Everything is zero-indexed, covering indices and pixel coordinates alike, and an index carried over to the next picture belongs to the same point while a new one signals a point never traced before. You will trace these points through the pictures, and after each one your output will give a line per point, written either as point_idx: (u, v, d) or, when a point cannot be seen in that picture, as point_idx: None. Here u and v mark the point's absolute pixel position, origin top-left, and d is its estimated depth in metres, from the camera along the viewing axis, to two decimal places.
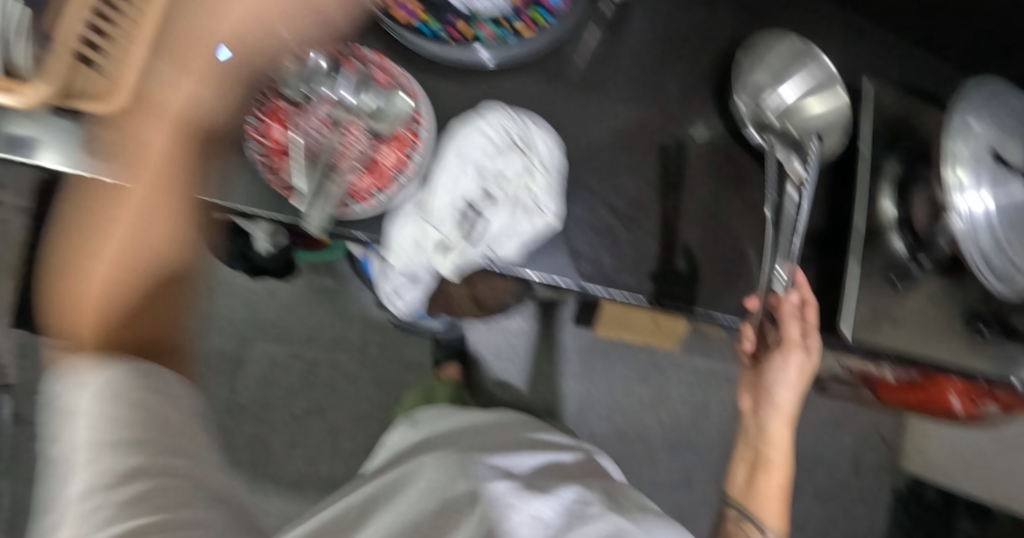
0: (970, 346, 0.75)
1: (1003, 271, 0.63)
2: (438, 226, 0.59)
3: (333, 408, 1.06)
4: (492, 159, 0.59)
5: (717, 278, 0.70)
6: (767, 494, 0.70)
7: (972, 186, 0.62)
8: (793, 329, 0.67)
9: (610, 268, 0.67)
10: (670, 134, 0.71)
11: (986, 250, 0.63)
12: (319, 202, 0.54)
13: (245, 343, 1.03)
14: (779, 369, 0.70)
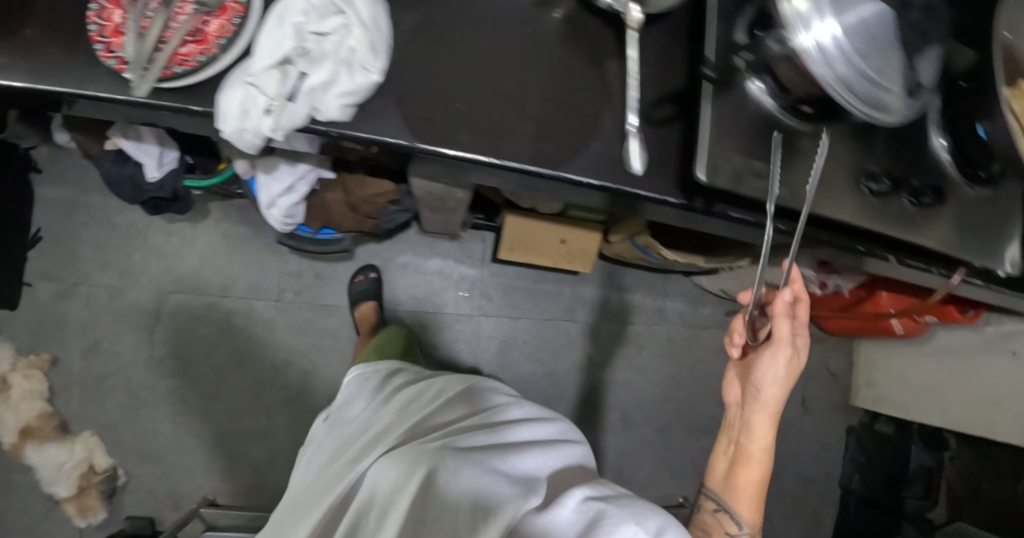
0: (879, 212, 0.67)
1: (870, 97, 0.55)
2: (259, 86, 0.59)
3: (251, 360, 1.25)
4: (310, 18, 0.59)
5: (566, 137, 0.62)
6: (746, 491, 0.75)
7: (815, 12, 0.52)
8: (784, 332, 0.68)
9: (443, 126, 0.60)
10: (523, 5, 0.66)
11: (849, 79, 0.54)
12: (144, 64, 0.60)
13: (163, 296, 1.22)
14: (767, 373, 0.71)
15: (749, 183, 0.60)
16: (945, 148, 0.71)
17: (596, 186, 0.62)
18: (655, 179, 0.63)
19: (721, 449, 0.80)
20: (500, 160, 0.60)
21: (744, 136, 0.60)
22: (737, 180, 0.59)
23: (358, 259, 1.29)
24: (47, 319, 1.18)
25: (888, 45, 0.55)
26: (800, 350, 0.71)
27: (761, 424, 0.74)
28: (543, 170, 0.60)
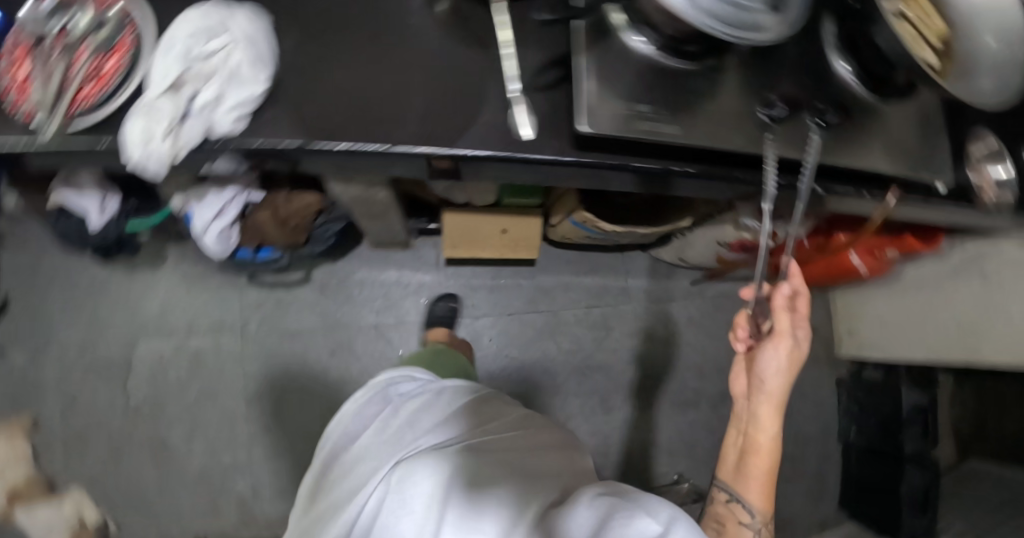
0: (784, 143, 0.68)
1: (730, 18, 0.58)
2: (156, 112, 0.62)
3: (224, 396, 1.26)
4: (196, 44, 0.64)
5: (455, 113, 0.64)
6: (757, 482, 0.74)
7: None
8: (783, 320, 0.73)
9: (335, 121, 0.64)
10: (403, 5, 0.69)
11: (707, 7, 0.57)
12: (49, 110, 0.63)
13: (132, 343, 1.26)
14: (769, 361, 0.73)
15: (638, 127, 0.61)
16: (849, 72, 0.75)
17: (494, 156, 0.63)
18: (552, 142, 0.64)
19: (732, 444, 0.79)
20: (394, 144, 0.62)
21: (624, 85, 0.63)
22: (625, 125, 0.61)
23: (315, 282, 1.32)
24: (23, 381, 1.23)
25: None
26: (800, 341, 0.74)
27: (769, 414, 0.74)
28: (438, 149, 0.62)
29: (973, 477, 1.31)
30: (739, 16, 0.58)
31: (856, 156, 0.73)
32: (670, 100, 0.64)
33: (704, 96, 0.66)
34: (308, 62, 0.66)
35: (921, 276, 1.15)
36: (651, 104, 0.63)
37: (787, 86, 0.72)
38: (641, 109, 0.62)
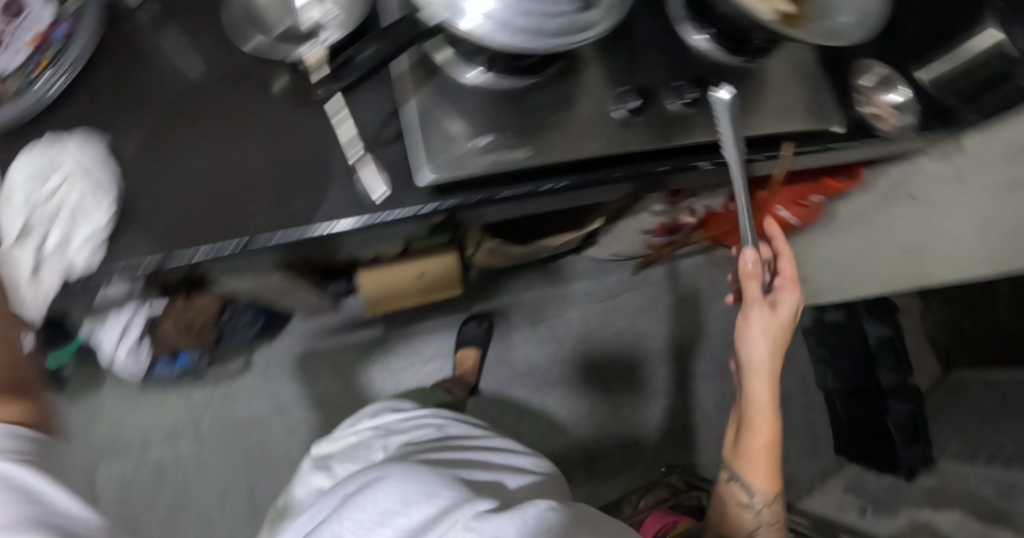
0: (654, 133, 0.66)
1: (561, 29, 0.55)
2: (17, 267, 0.60)
3: (194, 500, 1.28)
4: (35, 186, 0.61)
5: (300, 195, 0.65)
6: (760, 470, 0.78)
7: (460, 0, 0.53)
8: (758, 309, 0.73)
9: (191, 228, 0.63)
10: (241, 97, 0.68)
11: (530, 29, 0.54)
12: None
13: (91, 472, 1.25)
14: (755, 350, 0.74)
15: (478, 164, 0.60)
16: (710, 41, 0.73)
17: (357, 225, 0.63)
18: (413, 194, 0.63)
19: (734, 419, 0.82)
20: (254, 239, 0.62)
21: (463, 121, 0.61)
22: (467, 164, 0.59)
23: (257, 367, 1.35)
24: None
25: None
26: (786, 315, 0.75)
27: (764, 402, 0.75)
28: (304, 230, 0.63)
29: (960, 387, 1.33)
30: (569, 23, 0.55)
31: (728, 128, 0.70)
32: (513, 125, 0.62)
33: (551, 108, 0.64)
34: (153, 173, 0.64)
35: (854, 208, 1.16)
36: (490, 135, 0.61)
37: (642, 71, 0.69)
38: (482, 141, 0.61)
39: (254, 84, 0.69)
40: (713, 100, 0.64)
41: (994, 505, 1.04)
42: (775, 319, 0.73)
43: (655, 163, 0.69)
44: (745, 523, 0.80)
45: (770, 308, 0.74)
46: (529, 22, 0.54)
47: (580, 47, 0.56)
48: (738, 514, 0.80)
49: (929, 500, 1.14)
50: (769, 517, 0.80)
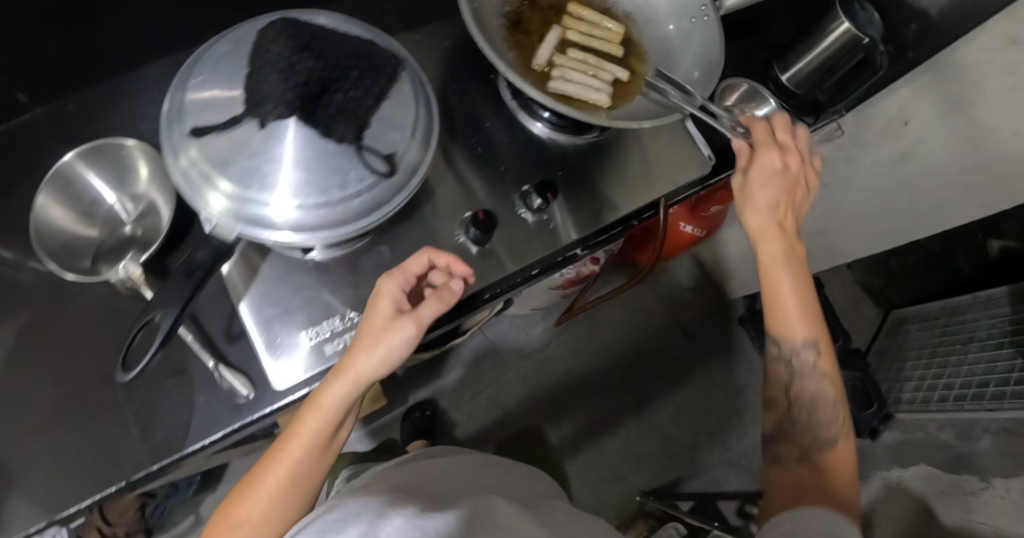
0: (515, 250, 0.67)
1: (380, 198, 0.51)
2: None
3: None
4: None
5: (179, 417, 0.63)
6: (789, 316, 0.63)
7: (266, 213, 0.47)
8: (769, 157, 0.63)
9: (72, 481, 0.61)
10: (90, 323, 0.65)
11: (351, 213, 0.50)
12: None
13: None
14: (750, 213, 0.63)
15: (326, 354, 0.60)
16: (548, 124, 0.70)
17: (242, 425, 0.62)
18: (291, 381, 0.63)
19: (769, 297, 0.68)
20: (142, 472, 0.61)
21: (313, 304, 0.62)
22: (319, 357, 0.60)
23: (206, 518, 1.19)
24: None
25: (312, 155, 0.47)
26: (795, 173, 0.64)
27: (771, 250, 0.62)
28: (191, 445, 0.62)
29: (900, 327, 1.38)
30: (389, 189, 0.51)
31: (587, 221, 0.69)
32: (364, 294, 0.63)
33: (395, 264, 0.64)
34: (13, 430, 0.62)
35: None
36: (338, 314, 0.62)
37: (490, 182, 0.69)
38: (325, 326, 0.61)
39: (98, 303, 0.66)
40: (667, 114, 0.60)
41: (954, 448, 1.05)
42: (776, 176, 0.63)
43: (530, 269, 0.67)
44: (785, 388, 0.66)
45: (765, 171, 0.63)
46: (322, 215, 0.48)
47: (410, 200, 0.52)
48: (775, 379, 0.66)
49: (895, 456, 1.18)
50: (808, 375, 0.64)
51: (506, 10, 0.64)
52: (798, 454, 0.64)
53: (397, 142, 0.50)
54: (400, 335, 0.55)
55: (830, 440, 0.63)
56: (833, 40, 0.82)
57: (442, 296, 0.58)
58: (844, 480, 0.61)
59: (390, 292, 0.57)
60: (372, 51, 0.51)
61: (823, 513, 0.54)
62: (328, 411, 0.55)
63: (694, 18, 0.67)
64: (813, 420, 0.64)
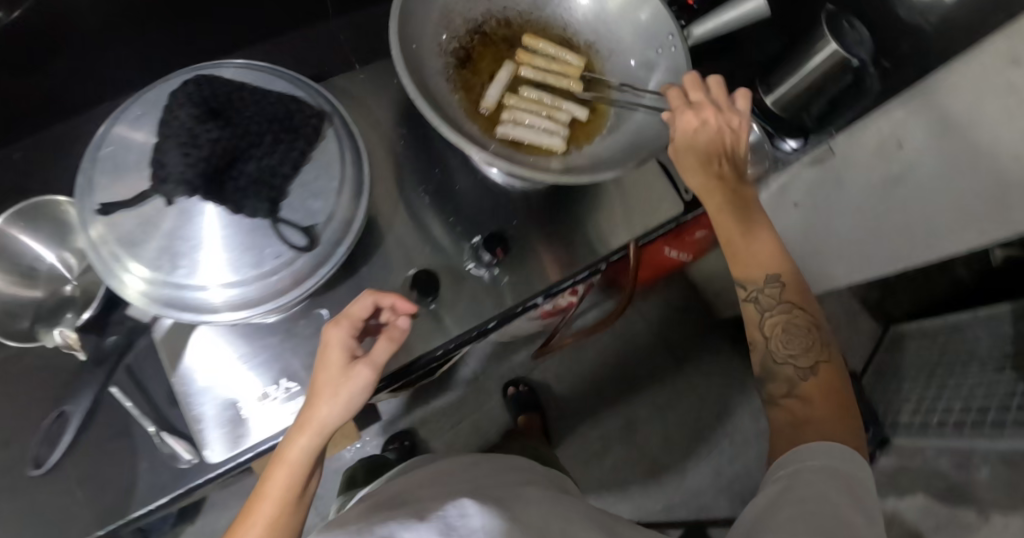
0: (471, 302, 0.63)
1: (302, 270, 0.48)
2: None
3: None
4: None
5: (116, 487, 0.59)
6: (746, 256, 0.55)
7: (181, 293, 0.46)
8: (682, 117, 0.55)
9: None
10: (20, 389, 0.61)
11: (271, 290, 0.47)
12: None
13: None
14: (684, 174, 0.56)
15: (263, 427, 0.57)
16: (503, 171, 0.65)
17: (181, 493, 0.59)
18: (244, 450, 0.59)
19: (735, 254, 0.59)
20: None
21: (248, 372, 0.58)
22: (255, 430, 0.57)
23: None
24: None
25: (224, 236, 0.45)
26: (716, 125, 0.54)
27: (717, 204, 0.55)
28: (120, 520, 0.58)
29: (899, 343, 1.33)
30: (310, 261, 0.48)
31: (546, 273, 0.65)
32: (304, 358, 0.59)
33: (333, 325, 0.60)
34: None
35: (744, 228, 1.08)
36: (274, 383, 0.58)
37: (440, 233, 0.65)
38: (261, 397, 0.58)
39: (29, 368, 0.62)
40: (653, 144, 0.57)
41: (951, 478, 0.99)
42: (695, 131, 0.54)
43: (489, 324, 0.63)
44: (757, 329, 0.55)
45: (682, 130, 0.55)
46: (238, 294, 0.47)
47: (337, 268, 0.49)
48: (749, 324, 0.56)
49: (894, 483, 1.13)
50: (777, 310, 0.54)
51: (452, 47, 0.59)
52: (784, 389, 0.52)
53: (317, 211, 0.47)
54: (354, 381, 0.48)
55: (808, 368, 0.52)
56: (818, 63, 0.77)
57: (392, 333, 0.51)
58: (842, 403, 0.50)
59: (337, 339, 0.50)
60: (290, 109, 0.47)
61: (829, 455, 0.45)
62: (296, 467, 0.47)
63: (661, 48, 0.60)
64: (791, 354, 0.53)
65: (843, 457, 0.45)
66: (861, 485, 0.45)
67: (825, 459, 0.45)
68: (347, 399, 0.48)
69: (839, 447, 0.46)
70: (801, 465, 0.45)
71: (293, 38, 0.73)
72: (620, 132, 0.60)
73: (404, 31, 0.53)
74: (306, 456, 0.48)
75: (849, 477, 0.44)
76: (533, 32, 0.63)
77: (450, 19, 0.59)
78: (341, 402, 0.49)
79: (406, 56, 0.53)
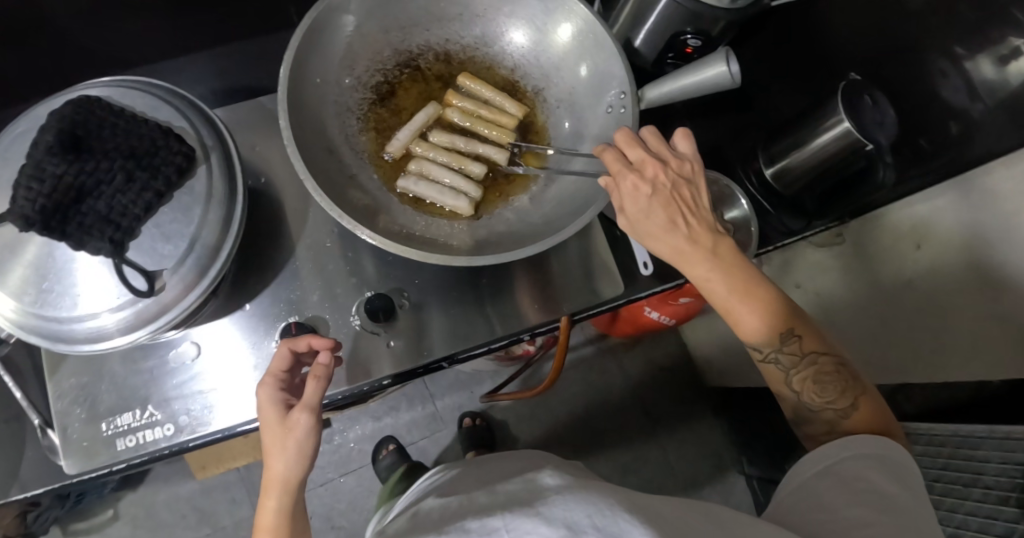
0: (370, 358, 0.58)
1: (149, 312, 0.47)
2: None
3: None
4: None
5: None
6: (747, 320, 0.47)
7: (32, 318, 0.47)
8: (628, 182, 0.45)
9: None
10: None
11: (117, 326, 0.47)
12: None
13: None
14: (654, 244, 0.46)
15: (118, 450, 0.54)
16: None
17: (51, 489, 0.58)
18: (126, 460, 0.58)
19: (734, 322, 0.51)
20: None
21: (115, 393, 0.55)
22: (109, 453, 0.54)
23: None
24: None
25: (77, 274, 0.46)
26: (668, 183, 0.45)
27: (702, 271, 0.46)
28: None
29: None
30: (157, 306, 0.47)
31: (454, 338, 0.60)
32: (174, 387, 0.56)
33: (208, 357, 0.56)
34: None
35: None
36: (137, 407, 0.55)
37: (339, 278, 0.60)
38: (122, 419, 0.54)
39: None
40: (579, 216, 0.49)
41: None
42: (649, 197, 0.45)
43: (384, 383, 0.58)
44: (784, 384, 0.50)
45: (634, 197, 0.45)
46: (84, 328, 0.47)
47: (189, 313, 0.48)
48: (772, 381, 0.50)
49: None
50: (803, 365, 0.48)
51: (373, 82, 0.54)
52: (826, 431, 0.48)
53: (168, 256, 0.46)
54: (297, 432, 0.48)
55: (850, 408, 0.47)
56: (825, 142, 0.65)
57: (317, 372, 0.49)
58: (889, 425, 0.47)
59: (269, 399, 0.50)
60: (157, 143, 0.46)
61: (876, 445, 0.44)
62: (277, 518, 0.49)
63: (609, 106, 0.52)
64: (827, 400, 0.48)
65: (887, 446, 0.44)
66: (910, 472, 0.43)
67: (869, 449, 0.43)
68: (305, 443, 0.49)
69: (890, 443, 0.44)
70: (842, 459, 0.44)
71: (251, 46, 0.70)
72: (540, 202, 0.53)
73: (297, 67, 0.48)
74: (288, 504, 0.50)
75: (897, 463, 0.42)
76: (475, 70, 0.57)
77: (376, 55, 0.54)
78: (301, 451, 0.49)
79: (292, 98, 0.47)
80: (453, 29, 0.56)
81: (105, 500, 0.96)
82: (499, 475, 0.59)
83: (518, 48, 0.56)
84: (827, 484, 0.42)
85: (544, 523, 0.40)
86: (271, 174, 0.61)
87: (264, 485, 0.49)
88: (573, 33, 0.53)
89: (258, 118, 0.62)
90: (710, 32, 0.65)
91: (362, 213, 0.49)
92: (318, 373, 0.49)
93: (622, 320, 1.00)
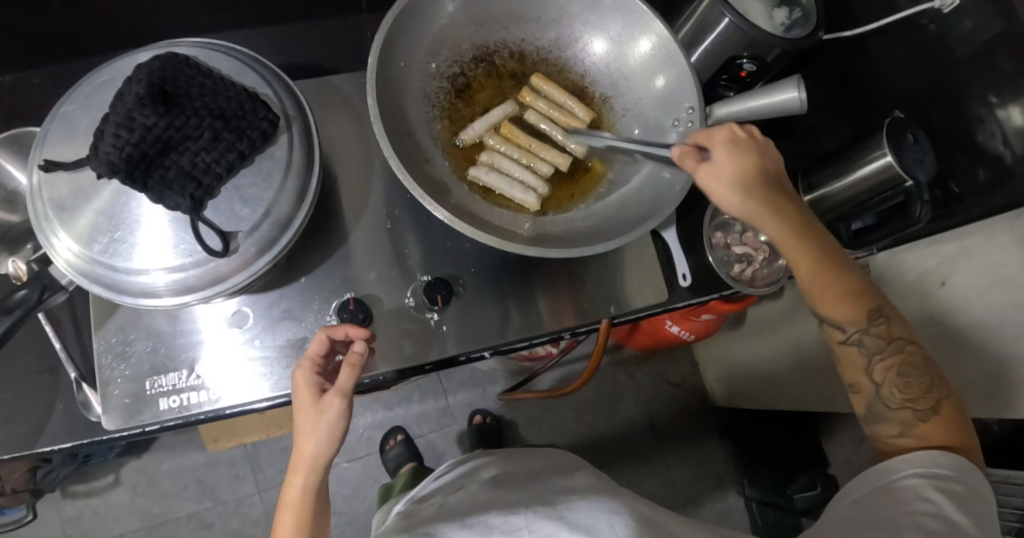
0: (420, 341, 0.59)
1: (214, 272, 0.48)
2: None
3: None
4: None
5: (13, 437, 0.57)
6: (826, 289, 0.50)
7: (92, 264, 0.46)
8: (721, 133, 0.49)
9: None
10: None
11: (180, 282, 0.47)
12: None
13: None
14: (733, 193, 0.49)
15: (161, 410, 0.54)
16: None
17: (76, 446, 0.55)
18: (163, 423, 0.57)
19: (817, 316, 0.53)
20: None
21: (159, 352, 0.55)
22: (151, 411, 0.54)
23: None
24: None
25: (146, 227, 0.46)
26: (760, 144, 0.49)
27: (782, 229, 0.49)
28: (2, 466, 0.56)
29: None
30: (222, 269, 0.48)
31: (501, 329, 0.61)
32: (222, 351, 0.56)
33: (258, 325, 0.56)
34: None
35: (762, 315, 0.96)
36: (183, 368, 0.55)
37: (392, 260, 0.60)
38: (166, 379, 0.54)
39: None
40: (642, 220, 0.51)
41: None
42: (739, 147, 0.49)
43: (430, 367, 0.59)
44: (863, 373, 0.51)
45: (727, 146, 0.49)
46: (145, 281, 0.47)
47: (253, 280, 0.49)
48: (850, 369, 0.52)
49: None
50: (886, 351, 0.49)
51: (450, 72, 0.55)
52: (900, 435, 0.49)
53: (245, 218, 0.47)
54: (329, 415, 0.47)
55: (929, 410, 0.48)
56: (867, 173, 0.66)
57: (352, 360, 0.48)
58: (967, 437, 0.47)
59: (303, 380, 0.49)
60: (245, 107, 0.47)
61: (951, 464, 0.44)
62: (302, 497, 0.48)
63: (677, 120, 0.54)
64: (908, 399, 0.49)
65: (959, 466, 0.44)
66: (979, 500, 0.43)
67: (942, 465, 0.44)
68: (338, 428, 0.48)
69: (963, 464, 0.44)
70: (906, 474, 0.45)
71: (320, 25, 0.71)
72: (602, 203, 0.54)
73: (385, 49, 0.49)
74: (315, 483, 0.49)
75: (966, 489, 0.43)
76: (548, 73, 0.59)
77: (455, 48, 0.55)
78: (333, 434, 0.48)
79: (379, 77, 0.49)
80: (530, 30, 0.57)
81: (107, 464, 0.97)
82: (530, 470, 0.60)
83: (592, 56, 0.58)
84: (889, 502, 0.44)
85: (566, 527, 0.43)
86: (335, 151, 0.61)
87: (291, 463, 0.48)
88: (648, 44, 0.55)
89: (326, 95, 0.63)
90: (764, 59, 0.66)
91: (435, 193, 0.50)
92: (355, 363, 0.48)
93: (641, 332, 1.01)
